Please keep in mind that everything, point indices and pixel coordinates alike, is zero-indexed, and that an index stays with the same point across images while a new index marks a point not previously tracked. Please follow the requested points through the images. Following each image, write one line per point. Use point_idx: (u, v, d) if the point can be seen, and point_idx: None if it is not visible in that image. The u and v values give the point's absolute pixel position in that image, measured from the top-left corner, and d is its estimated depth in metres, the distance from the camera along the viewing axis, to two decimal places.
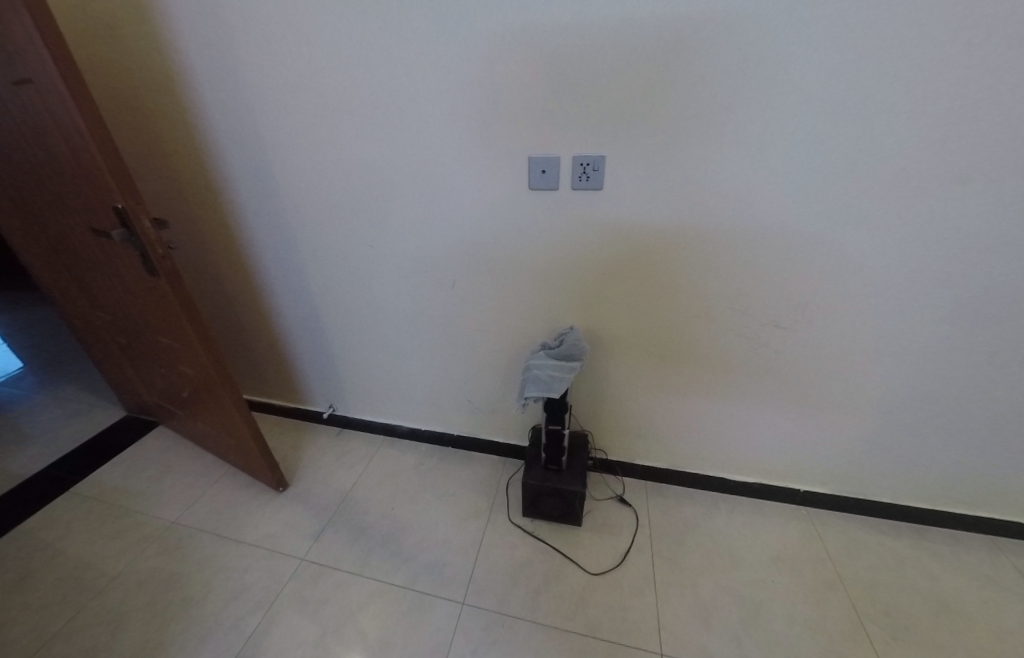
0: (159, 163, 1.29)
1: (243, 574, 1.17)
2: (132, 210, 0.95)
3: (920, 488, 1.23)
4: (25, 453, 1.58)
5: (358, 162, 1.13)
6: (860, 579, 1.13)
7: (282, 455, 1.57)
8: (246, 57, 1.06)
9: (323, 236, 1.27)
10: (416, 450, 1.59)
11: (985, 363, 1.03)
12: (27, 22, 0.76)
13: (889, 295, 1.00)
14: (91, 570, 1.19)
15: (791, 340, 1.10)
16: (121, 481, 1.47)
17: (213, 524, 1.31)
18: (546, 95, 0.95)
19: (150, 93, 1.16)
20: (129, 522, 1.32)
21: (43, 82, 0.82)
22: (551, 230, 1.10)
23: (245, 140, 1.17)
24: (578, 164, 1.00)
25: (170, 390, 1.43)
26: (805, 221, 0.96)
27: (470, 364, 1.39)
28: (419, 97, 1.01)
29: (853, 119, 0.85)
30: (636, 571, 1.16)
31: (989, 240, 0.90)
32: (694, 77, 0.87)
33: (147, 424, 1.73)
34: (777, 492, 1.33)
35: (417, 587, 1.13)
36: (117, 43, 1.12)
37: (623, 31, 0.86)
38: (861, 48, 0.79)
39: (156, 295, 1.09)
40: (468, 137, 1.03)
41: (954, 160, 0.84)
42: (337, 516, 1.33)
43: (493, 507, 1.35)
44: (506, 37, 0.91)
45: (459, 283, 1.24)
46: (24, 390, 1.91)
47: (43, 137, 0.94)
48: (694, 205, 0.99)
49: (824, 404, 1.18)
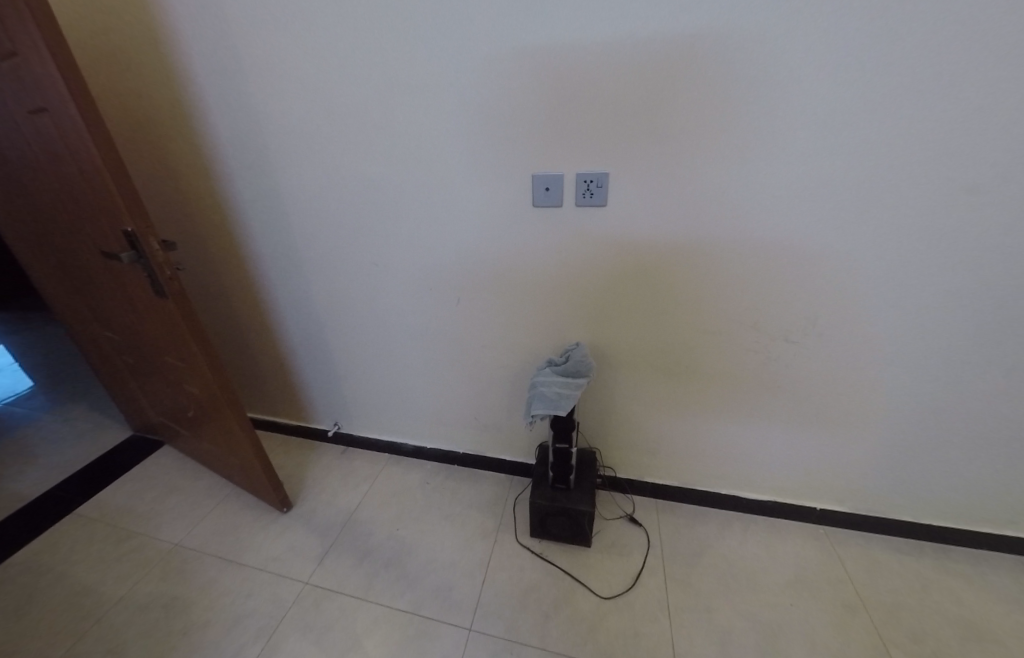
0: (163, 182, 1.29)
1: (250, 599, 1.17)
2: (142, 233, 0.95)
3: (930, 506, 1.22)
4: (34, 473, 1.59)
5: (360, 179, 1.12)
6: (883, 602, 1.12)
7: (288, 474, 1.56)
8: (248, 77, 1.05)
9: (326, 253, 1.26)
10: (421, 468, 1.58)
11: (996, 381, 1.02)
12: (41, 47, 0.76)
13: (899, 316, 0.99)
14: (99, 595, 1.19)
15: (800, 358, 1.09)
16: (128, 501, 1.47)
17: (220, 546, 1.31)
18: (548, 111, 0.94)
19: (156, 114, 1.17)
20: (136, 545, 1.32)
21: (57, 106, 0.83)
22: (555, 247, 1.09)
23: (248, 159, 1.17)
24: (582, 181, 0.99)
25: (175, 409, 1.43)
26: (813, 241, 0.95)
27: (474, 381, 1.38)
28: (422, 118, 1.00)
29: (861, 138, 0.83)
30: (651, 594, 1.15)
31: (1001, 257, 0.88)
32: (698, 95, 0.86)
33: (153, 442, 1.73)
34: (786, 511, 1.33)
35: (424, 612, 1.13)
36: (122, 68, 1.13)
37: (626, 46, 0.84)
38: (872, 72, 0.78)
39: (163, 316, 1.08)
40: (469, 154, 1.02)
41: (965, 178, 0.83)
42: (343, 537, 1.33)
43: (499, 529, 1.34)
44: (508, 53, 0.90)
45: (463, 300, 1.23)
46: (33, 409, 1.93)
47: (57, 164, 0.95)
48: (701, 226, 0.98)
49: (832, 422, 1.17)
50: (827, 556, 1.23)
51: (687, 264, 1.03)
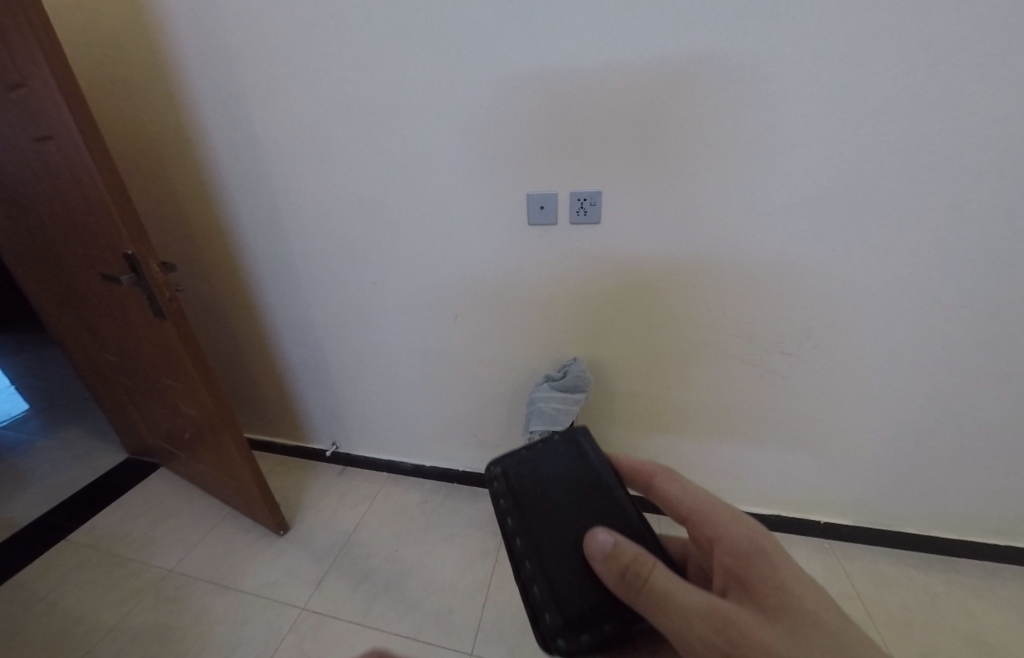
0: (165, 206, 1.31)
1: (244, 626, 1.14)
2: (142, 256, 0.96)
3: (934, 518, 1.21)
4: (27, 497, 1.57)
5: (358, 199, 1.14)
6: (892, 619, 1.09)
7: (285, 496, 1.54)
8: (251, 105, 1.09)
9: (324, 272, 1.28)
10: (420, 488, 1.56)
11: (992, 389, 1.02)
12: (49, 79, 0.79)
13: (891, 327, 1.00)
14: (89, 625, 1.16)
15: (797, 369, 1.10)
16: (122, 527, 1.45)
17: (214, 571, 1.29)
18: (541, 133, 0.97)
19: (160, 141, 1.20)
20: (130, 571, 1.30)
21: (63, 135, 0.85)
22: (552, 263, 1.10)
23: (249, 183, 1.19)
24: (575, 199, 1.01)
25: (172, 431, 1.42)
26: (803, 255, 0.97)
27: (472, 398, 1.38)
28: (418, 141, 1.03)
29: (844, 154, 0.86)
30: None
31: (987, 267, 0.90)
32: (687, 117, 0.89)
33: (148, 465, 1.71)
34: (789, 525, 1.31)
35: (422, 637, 1.10)
36: (127, 98, 1.16)
37: (616, 70, 0.88)
38: (852, 92, 0.82)
39: (161, 337, 1.08)
40: (465, 174, 1.04)
41: (947, 190, 0.85)
42: (341, 559, 1.31)
43: (500, 548, 1.32)
44: (503, 79, 0.93)
45: (461, 317, 1.24)
46: (28, 433, 1.91)
47: (60, 190, 0.96)
48: (695, 241, 1.00)
49: (833, 435, 1.16)
50: (834, 572, 1.21)
51: (682, 278, 1.05)
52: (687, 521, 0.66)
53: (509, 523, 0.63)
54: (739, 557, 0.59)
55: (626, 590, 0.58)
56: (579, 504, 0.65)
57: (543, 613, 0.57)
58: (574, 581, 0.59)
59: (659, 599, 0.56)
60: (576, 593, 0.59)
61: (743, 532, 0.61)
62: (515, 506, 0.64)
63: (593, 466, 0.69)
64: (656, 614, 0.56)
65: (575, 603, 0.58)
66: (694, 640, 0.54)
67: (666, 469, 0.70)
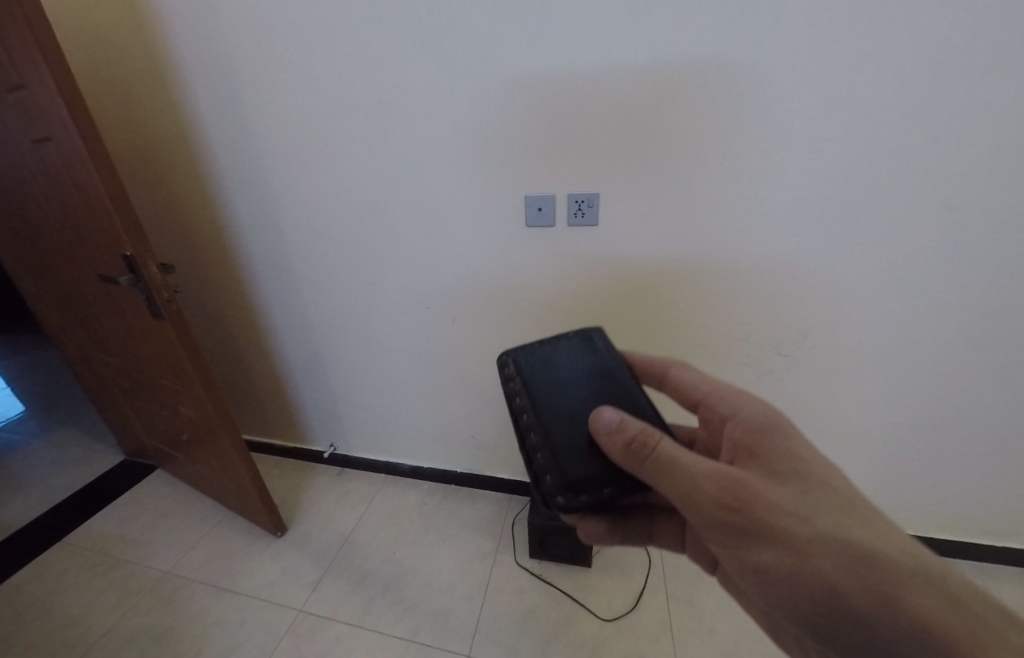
0: (163, 208, 1.31)
1: (241, 628, 1.14)
2: (141, 256, 0.96)
3: (931, 518, 1.21)
4: (23, 499, 1.56)
5: (356, 201, 1.14)
6: None
7: (282, 498, 1.54)
8: (250, 107, 1.09)
9: (322, 273, 1.28)
10: (418, 489, 1.56)
11: (986, 390, 1.03)
12: (49, 82, 0.79)
13: (886, 328, 1.01)
14: (85, 627, 1.16)
15: (793, 370, 1.10)
16: (119, 528, 1.44)
17: (211, 573, 1.28)
18: (539, 136, 0.97)
19: (158, 142, 1.20)
20: (126, 573, 1.29)
21: (62, 137, 0.85)
22: (550, 264, 1.10)
23: (248, 184, 1.19)
24: (573, 201, 1.01)
25: (169, 432, 1.41)
26: (798, 257, 0.97)
27: (470, 399, 1.38)
28: (416, 143, 1.04)
29: (838, 157, 0.87)
30: (654, 616, 1.13)
31: (980, 269, 0.91)
32: (684, 119, 0.90)
33: (145, 467, 1.71)
34: None
35: (419, 639, 1.10)
36: (126, 99, 1.16)
37: (613, 73, 0.89)
38: (847, 95, 0.82)
39: (159, 338, 1.08)
40: (463, 176, 1.05)
41: (940, 192, 0.86)
42: (338, 561, 1.31)
43: (498, 549, 1.32)
44: (501, 82, 0.94)
45: (459, 319, 1.24)
46: (23, 435, 1.90)
47: (58, 191, 0.96)
48: (691, 243, 1.01)
49: (830, 436, 1.17)
50: None
51: (680, 279, 1.05)
52: (700, 403, 0.73)
53: (518, 403, 0.68)
54: (751, 429, 0.64)
55: (632, 459, 0.61)
56: (590, 386, 0.70)
57: (545, 474, 0.63)
58: (577, 453, 0.64)
59: (664, 465, 0.59)
60: (578, 462, 0.63)
61: (760, 412, 0.65)
62: (526, 388, 0.69)
63: (604, 358, 0.74)
64: (663, 478, 0.60)
65: (578, 468, 0.63)
66: (702, 497, 0.58)
67: (678, 363, 0.78)
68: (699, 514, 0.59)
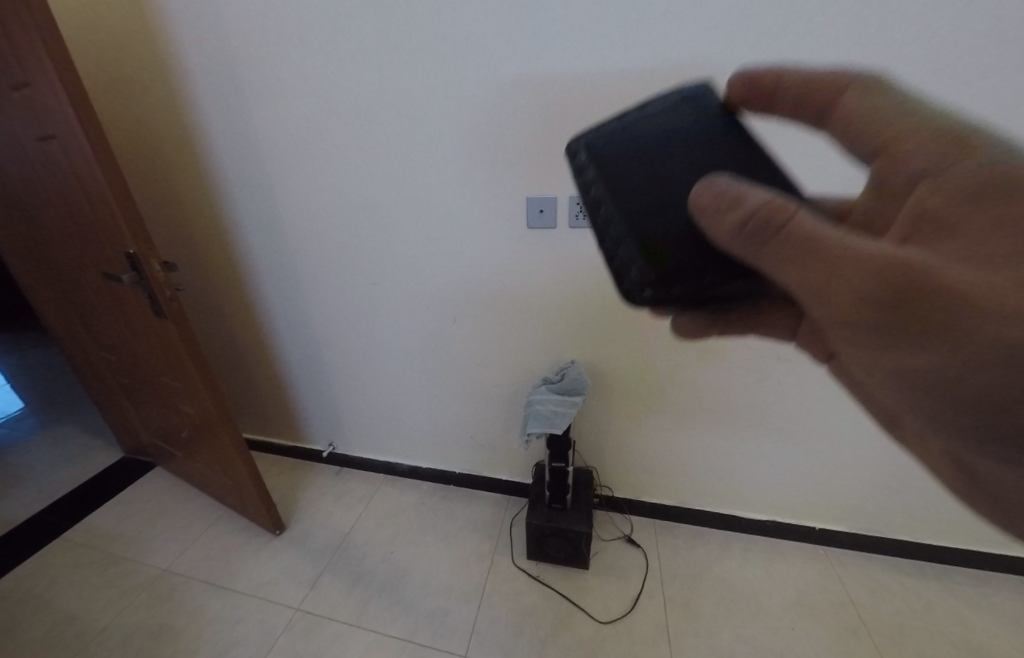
0: (166, 205, 1.32)
1: (238, 626, 1.14)
2: (143, 254, 0.96)
3: (928, 524, 1.21)
4: (21, 495, 1.56)
5: (358, 199, 1.14)
6: (885, 625, 1.10)
7: (281, 496, 1.54)
8: (254, 106, 1.09)
9: (323, 272, 1.28)
10: (416, 489, 1.56)
11: None
12: (55, 80, 0.80)
13: None
14: (82, 624, 1.16)
15: (793, 373, 1.10)
16: (117, 525, 1.45)
17: (209, 571, 1.28)
18: (541, 137, 0.98)
19: (162, 140, 1.20)
20: (124, 570, 1.29)
21: (67, 136, 0.86)
22: (551, 266, 1.11)
23: (250, 182, 1.20)
24: (575, 203, 1.02)
25: (169, 430, 1.41)
26: None
27: (470, 400, 1.38)
28: (419, 143, 1.04)
29: (839, 163, 0.88)
30: (651, 619, 1.13)
31: None
32: None
33: (144, 464, 1.71)
34: (784, 530, 1.32)
35: (417, 639, 1.10)
36: (130, 97, 1.17)
37: (616, 78, 0.89)
38: None
39: (161, 336, 1.09)
40: (465, 177, 1.05)
41: None
42: (336, 560, 1.31)
43: (495, 550, 1.32)
44: (503, 83, 0.94)
45: (460, 319, 1.24)
46: (23, 431, 1.90)
47: (62, 188, 0.97)
48: None
49: (828, 440, 1.17)
50: (828, 577, 1.21)
51: None
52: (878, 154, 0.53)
53: (594, 195, 0.59)
54: (942, 202, 0.47)
55: (750, 241, 0.50)
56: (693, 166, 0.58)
57: (629, 270, 0.56)
58: (676, 241, 0.55)
59: (798, 243, 0.48)
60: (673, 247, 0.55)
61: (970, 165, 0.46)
62: (608, 183, 0.58)
63: (708, 133, 0.60)
64: (789, 262, 0.49)
65: (674, 254, 0.55)
66: (845, 283, 0.47)
67: (841, 81, 0.56)
68: (833, 310, 0.49)
